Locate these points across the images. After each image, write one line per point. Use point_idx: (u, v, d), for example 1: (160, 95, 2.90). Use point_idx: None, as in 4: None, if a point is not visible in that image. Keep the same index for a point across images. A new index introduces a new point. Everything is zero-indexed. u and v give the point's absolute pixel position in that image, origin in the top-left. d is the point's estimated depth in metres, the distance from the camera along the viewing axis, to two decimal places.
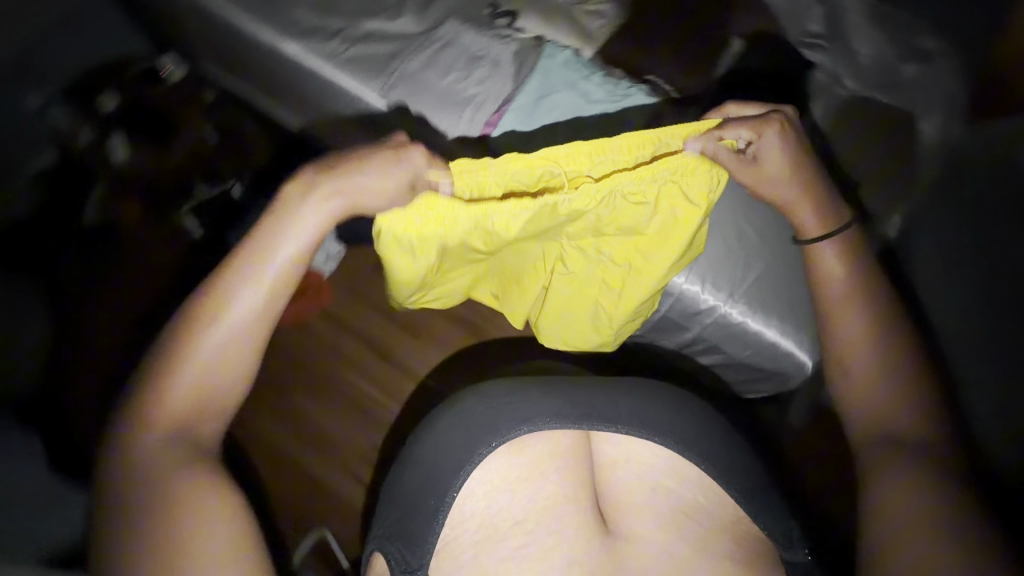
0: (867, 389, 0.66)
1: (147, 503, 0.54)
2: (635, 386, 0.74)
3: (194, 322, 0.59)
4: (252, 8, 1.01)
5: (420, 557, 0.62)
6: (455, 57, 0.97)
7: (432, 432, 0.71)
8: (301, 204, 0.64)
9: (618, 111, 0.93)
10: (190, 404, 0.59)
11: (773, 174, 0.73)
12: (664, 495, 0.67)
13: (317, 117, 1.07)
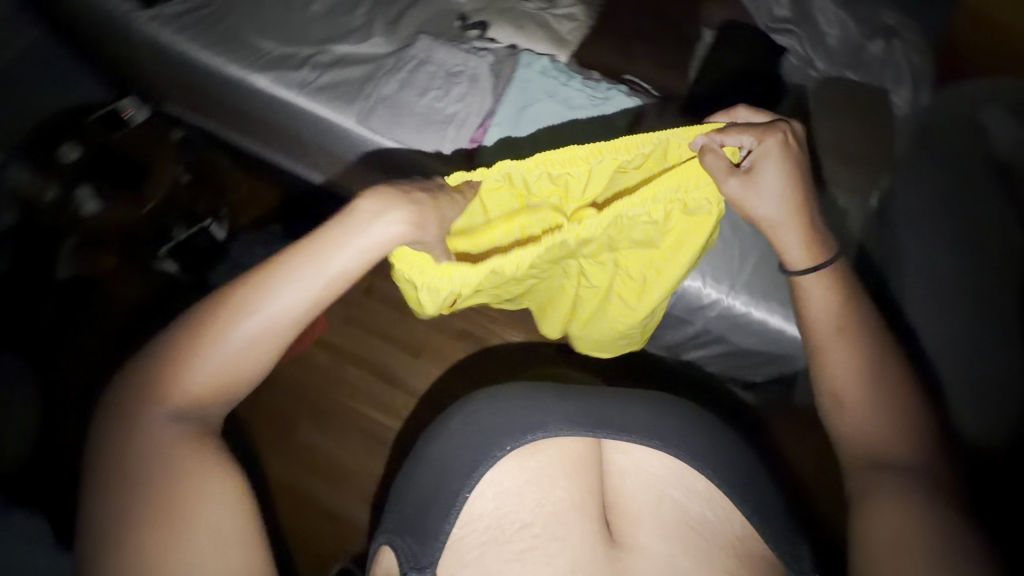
0: (859, 418, 0.65)
1: (147, 491, 0.53)
2: (647, 399, 0.73)
3: (233, 312, 0.59)
4: (214, 43, 0.99)
5: (427, 555, 0.60)
6: (431, 75, 0.96)
7: (444, 435, 0.70)
8: (364, 220, 0.64)
9: (601, 113, 0.93)
10: (209, 394, 0.58)
11: (766, 189, 0.71)
12: (673, 508, 0.64)
13: (293, 146, 1.05)
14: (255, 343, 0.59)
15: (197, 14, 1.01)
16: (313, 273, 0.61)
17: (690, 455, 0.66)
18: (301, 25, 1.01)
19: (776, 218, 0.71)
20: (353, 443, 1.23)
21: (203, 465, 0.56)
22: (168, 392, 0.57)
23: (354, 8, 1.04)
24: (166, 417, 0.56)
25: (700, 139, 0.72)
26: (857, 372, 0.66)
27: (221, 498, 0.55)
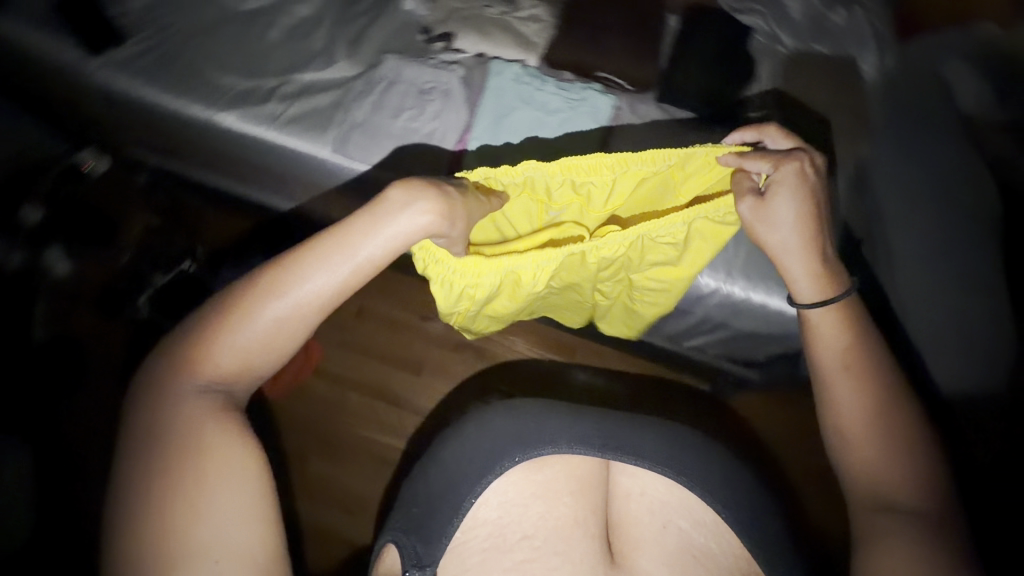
0: (865, 449, 0.67)
1: (172, 464, 0.54)
2: (656, 424, 0.72)
3: (264, 296, 0.59)
4: (173, 85, 0.95)
5: (430, 553, 0.60)
6: (402, 94, 0.94)
7: (458, 440, 0.70)
8: (396, 209, 0.63)
9: (578, 115, 0.93)
10: (236, 374, 0.59)
11: (783, 217, 0.73)
12: (677, 537, 0.62)
13: (267, 179, 1.01)
14: (283, 329, 0.60)
15: (151, 55, 0.97)
16: (346, 259, 0.61)
17: (699, 473, 0.65)
18: (261, 55, 0.98)
19: (791, 245, 0.73)
20: (366, 471, 1.21)
21: (227, 443, 0.57)
22: (200, 371, 0.58)
23: (314, 31, 1.01)
24: (194, 395, 0.57)
25: (730, 158, 0.76)
26: (860, 416, 0.68)
27: (240, 479, 0.56)
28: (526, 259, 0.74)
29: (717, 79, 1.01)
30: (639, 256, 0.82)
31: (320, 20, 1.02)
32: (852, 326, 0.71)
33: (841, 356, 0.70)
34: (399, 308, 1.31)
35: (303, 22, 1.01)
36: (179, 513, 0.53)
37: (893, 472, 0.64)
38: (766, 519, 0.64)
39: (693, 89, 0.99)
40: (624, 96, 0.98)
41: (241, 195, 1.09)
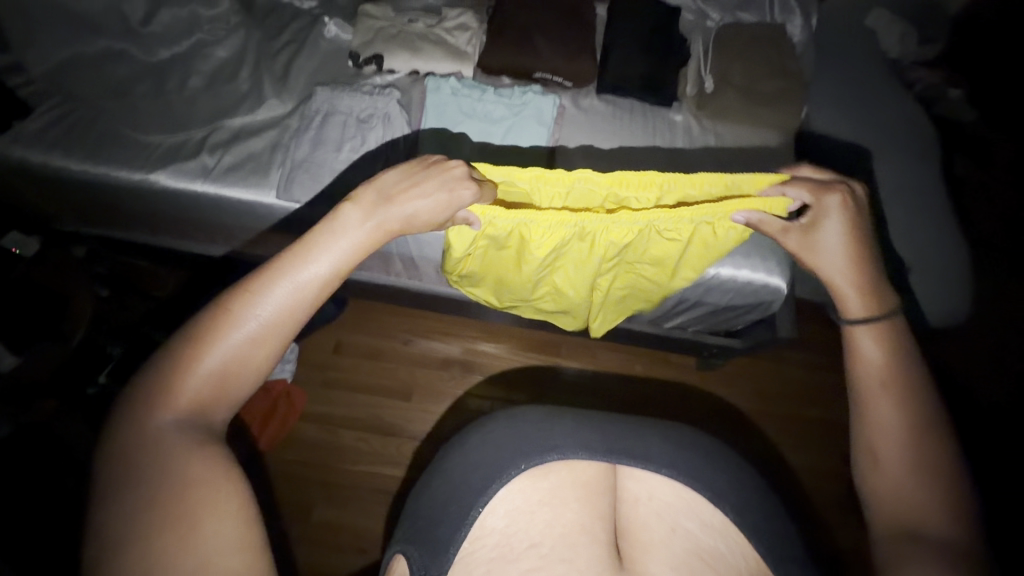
0: (891, 486, 0.45)
1: (140, 513, 0.37)
2: (672, 424, 0.57)
3: (250, 289, 0.44)
4: (93, 153, 0.89)
5: (437, 561, 0.46)
6: (342, 125, 0.90)
7: (459, 452, 0.54)
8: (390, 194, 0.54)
9: (523, 120, 0.92)
10: (221, 389, 0.43)
11: (821, 241, 0.60)
12: (685, 542, 0.49)
13: (214, 231, 0.97)
14: (282, 331, 0.45)
15: (64, 123, 0.91)
16: (348, 236, 0.49)
17: (725, 463, 0.53)
18: (186, 107, 0.95)
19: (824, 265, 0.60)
20: (371, 508, 1.13)
21: (216, 473, 0.40)
22: (174, 389, 0.41)
23: (236, 73, 0.99)
24: (166, 421, 0.40)
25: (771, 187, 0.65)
26: (905, 446, 0.46)
27: (234, 515, 0.39)
28: (545, 216, 0.66)
29: (655, 60, 1.01)
30: (647, 252, 0.73)
31: (241, 62, 1.00)
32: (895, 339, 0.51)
33: (884, 370, 0.49)
34: (379, 335, 1.28)
35: (223, 67, 0.99)
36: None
37: (934, 511, 0.43)
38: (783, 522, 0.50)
39: (632, 74, 1.00)
40: (565, 93, 1.02)
41: (189, 251, 1.03)
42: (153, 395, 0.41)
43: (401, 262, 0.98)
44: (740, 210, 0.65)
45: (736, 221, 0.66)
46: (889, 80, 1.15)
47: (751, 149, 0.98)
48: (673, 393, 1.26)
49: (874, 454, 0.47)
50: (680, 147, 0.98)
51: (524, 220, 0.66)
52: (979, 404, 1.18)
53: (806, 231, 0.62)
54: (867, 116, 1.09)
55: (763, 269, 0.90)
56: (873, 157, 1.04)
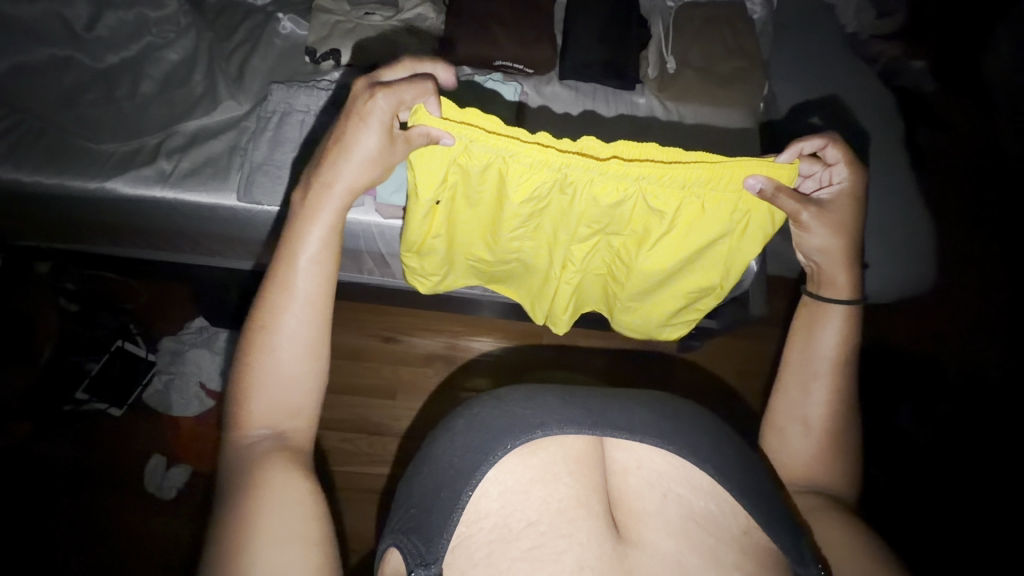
0: (807, 456, 0.55)
1: (226, 525, 0.40)
2: (657, 393, 0.54)
3: (270, 303, 0.47)
4: (44, 164, 0.87)
5: (434, 548, 0.44)
6: (300, 124, 0.89)
7: (446, 437, 0.50)
8: (340, 163, 0.52)
9: (484, 107, 0.91)
10: (277, 401, 0.46)
11: (836, 222, 0.59)
12: (679, 508, 0.48)
13: (178, 239, 0.95)
14: (307, 331, 0.47)
15: (12, 137, 0.89)
16: (323, 221, 0.50)
17: (710, 428, 0.51)
18: (138, 113, 0.93)
19: (828, 249, 0.59)
20: (361, 509, 1.13)
21: (281, 473, 0.43)
22: (241, 413, 0.46)
23: (189, 76, 0.97)
24: (247, 439, 0.45)
25: (813, 141, 0.58)
26: (829, 423, 0.55)
27: (301, 505, 0.42)
28: (526, 150, 0.58)
29: (617, 42, 1.01)
30: (631, 224, 0.65)
31: (194, 64, 0.98)
32: (846, 325, 0.57)
33: (839, 355, 0.56)
34: (357, 336, 1.27)
35: (175, 70, 0.97)
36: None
37: (834, 478, 0.55)
38: (768, 485, 0.50)
39: (593, 59, 1.00)
40: (527, 82, 1.02)
41: (154, 261, 1.01)
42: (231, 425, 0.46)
43: (371, 260, 0.97)
44: (759, 175, 0.57)
45: (748, 186, 0.58)
46: (847, 55, 1.16)
47: (712, 131, 1.00)
48: (658, 369, 1.27)
49: (807, 427, 0.56)
50: (644, 131, 0.99)
51: (502, 151, 0.58)
52: None
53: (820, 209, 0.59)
54: (829, 91, 1.10)
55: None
56: (836, 130, 1.05)
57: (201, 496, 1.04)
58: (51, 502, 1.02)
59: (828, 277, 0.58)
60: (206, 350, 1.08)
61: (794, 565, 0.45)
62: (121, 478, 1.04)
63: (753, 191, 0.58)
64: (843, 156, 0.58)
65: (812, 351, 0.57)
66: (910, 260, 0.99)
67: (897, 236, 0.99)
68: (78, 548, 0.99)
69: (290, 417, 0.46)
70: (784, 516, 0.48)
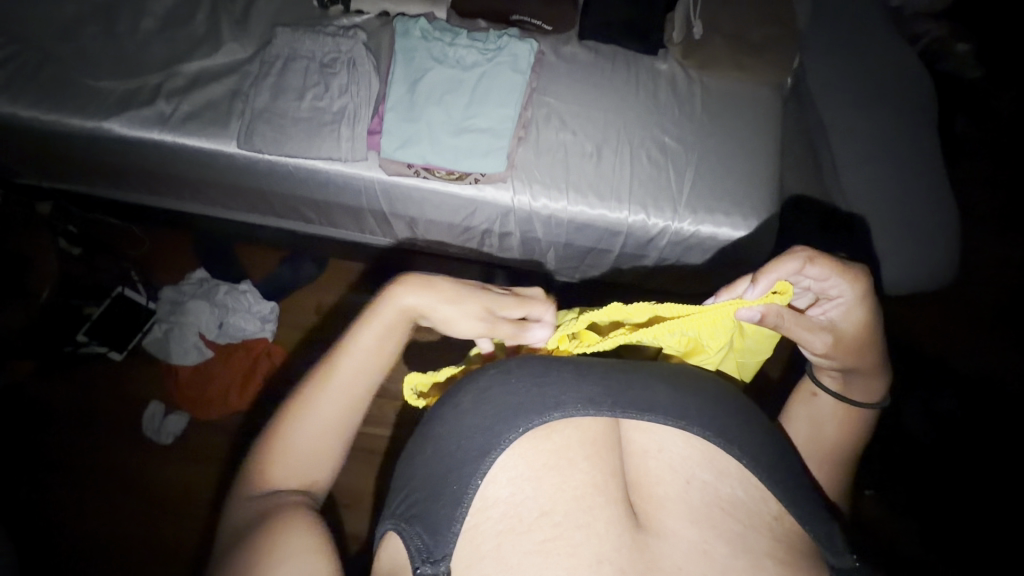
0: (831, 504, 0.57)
1: (245, 539, 0.44)
2: (672, 368, 0.51)
3: (331, 372, 0.52)
4: (40, 100, 0.85)
5: (442, 545, 0.41)
6: (304, 71, 0.87)
7: (452, 416, 0.47)
8: (438, 293, 0.55)
9: (497, 65, 0.87)
10: (306, 459, 0.49)
11: (850, 340, 0.55)
12: (702, 494, 0.44)
13: (180, 185, 0.93)
14: (344, 414, 0.51)
15: (10, 70, 0.87)
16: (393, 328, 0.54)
17: (733, 407, 0.48)
18: (138, 50, 0.91)
19: (850, 366, 0.56)
20: (356, 467, 1.04)
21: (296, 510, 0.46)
22: (261, 470, 0.48)
23: (193, 15, 0.94)
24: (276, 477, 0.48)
25: (791, 265, 0.52)
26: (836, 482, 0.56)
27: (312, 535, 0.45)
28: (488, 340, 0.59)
29: (640, 5, 0.97)
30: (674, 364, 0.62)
31: (197, 4, 0.95)
32: (851, 418, 0.56)
33: (839, 439, 0.56)
34: (354, 295, 1.15)
35: (178, 7, 0.94)
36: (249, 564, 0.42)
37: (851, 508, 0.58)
38: (792, 469, 0.48)
39: (612, 20, 0.96)
40: (544, 40, 0.97)
41: (153, 207, 0.99)
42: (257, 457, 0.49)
43: (374, 219, 0.94)
44: (755, 309, 0.53)
45: (743, 318, 0.54)
46: (889, 29, 1.08)
47: (736, 104, 0.96)
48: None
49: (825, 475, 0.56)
50: (666, 100, 0.95)
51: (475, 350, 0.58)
52: (981, 367, 1.15)
53: (826, 330, 0.55)
54: (863, 68, 1.04)
55: (749, 217, 0.88)
56: (867, 111, 1.00)
57: (200, 444, 1.05)
58: (53, 441, 1.04)
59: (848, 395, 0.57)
60: (206, 299, 1.07)
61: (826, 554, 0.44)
62: (121, 422, 1.06)
63: (753, 321, 0.54)
64: (832, 271, 0.53)
65: (815, 433, 0.56)
66: (936, 252, 0.95)
67: (921, 225, 0.95)
68: (79, 487, 1.02)
69: (314, 471, 0.50)
70: (807, 503, 0.45)
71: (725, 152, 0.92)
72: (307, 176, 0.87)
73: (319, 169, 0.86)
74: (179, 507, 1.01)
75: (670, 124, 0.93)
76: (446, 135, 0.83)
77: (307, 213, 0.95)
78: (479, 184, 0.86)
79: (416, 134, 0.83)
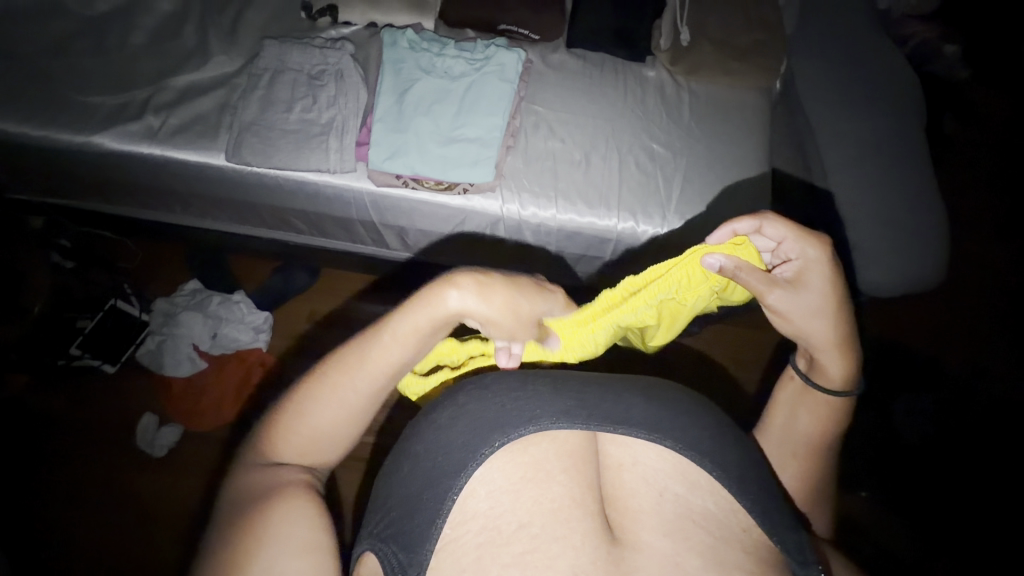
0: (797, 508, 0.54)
1: (239, 512, 0.44)
2: (650, 382, 0.51)
3: (353, 357, 0.50)
4: (28, 115, 0.85)
5: (417, 558, 0.41)
6: (292, 83, 0.87)
7: (430, 431, 0.47)
8: (481, 291, 0.51)
9: (485, 73, 0.88)
10: (314, 442, 0.49)
11: (807, 305, 0.53)
12: (676, 507, 0.44)
13: (168, 198, 0.93)
14: (358, 406, 0.49)
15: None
16: (428, 322, 0.50)
17: (706, 418, 0.48)
18: (129, 64, 0.91)
19: (813, 334, 0.53)
20: (347, 479, 1.03)
21: (295, 493, 0.45)
22: (270, 445, 0.48)
23: (182, 28, 0.95)
24: (282, 454, 0.48)
25: (745, 221, 0.56)
26: (808, 479, 0.54)
27: (306, 522, 0.44)
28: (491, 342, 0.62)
29: (627, 12, 0.97)
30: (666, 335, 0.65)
31: (186, 17, 0.96)
32: (832, 411, 0.54)
33: (819, 432, 0.54)
34: (347, 305, 1.15)
35: (168, 22, 0.95)
36: (239, 544, 0.42)
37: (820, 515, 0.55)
38: (768, 479, 0.47)
39: (601, 28, 0.96)
40: (532, 49, 0.97)
41: (142, 219, 0.99)
42: (269, 428, 0.49)
43: (364, 230, 0.94)
44: (717, 254, 0.55)
45: (707, 265, 0.55)
46: (878, 32, 1.09)
47: (725, 109, 0.96)
48: (687, 366, 1.12)
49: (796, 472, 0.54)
50: (654, 105, 0.95)
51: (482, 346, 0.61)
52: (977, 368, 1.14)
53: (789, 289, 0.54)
54: (853, 73, 1.04)
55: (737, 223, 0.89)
56: (857, 114, 1.00)
57: (191, 456, 1.04)
58: (45, 455, 1.03)
59: (816, 371, 0.54)
60: (201, 309, 1.05)
61: (795, 566, 0.43)
62: (113, 434, 1.05)
63: (714, 267, 0.55)
64: (789, 230, 0.54)
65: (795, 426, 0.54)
66: (928, 255, 0.94)
67: (910, 228, 0.95)
68: (70, 501, 1.01)
69: (319, 455, 0.49)
70: (783, 512, 0.46)
71: (713, 158, 0.92)
72: (295, 188, 0.87)
73: (306, 180, 0.86)
74: (168, 520, 1.00)
75: (658, 131, 0.93)
76: (434, 145, 0.84)
77: (297, 223, 0.95)
78: (468, 194, 0.86)
79: (404, 144, 0.83)
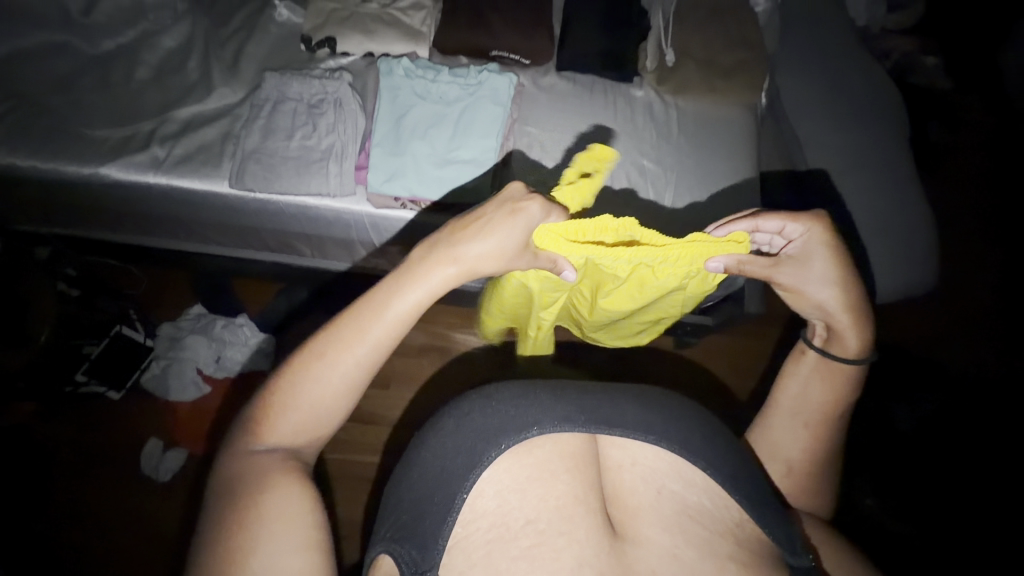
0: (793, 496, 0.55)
1: (229, 505, 0.39)
2: (647, 386, 0.52)
3: (354, 326, 0.44)
4: (35, 149, 0.88)
5: (429, 555, 0.41)
6: (292, 112, 0.90)
7: (436, 438, 0.48)
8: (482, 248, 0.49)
9: (478, 97, 0.91)
10: (311, 421, 0.44)
11: (815, 277, 0.55)
12: (673, 503, 0.46)
13: (173, 225, 0.96)
14: (359, 378, 0.44)
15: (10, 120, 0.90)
16: (431, 285, 0.46)
17: (699, 419, 0.49)
18: (136, 98, 0.95)
19: (827, 307, 0.55)
20: (350, 500, 1.03)
21: (291, 483, 0.41)
22: (261, 427, 0.43)
23: (186, 62, 0.99)
24: (274, 437, 0.43)
25: (741, 222, 0.58)
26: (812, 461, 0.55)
27: (304, 515, 0.41)
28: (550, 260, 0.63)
29: (614, 35, 1.01)
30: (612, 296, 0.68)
31: (190, 51, 1.00)
32: (842, 384, 0.55)
33: (830, 403, 0.54)
34: None
35: (172, 57, 0.99)
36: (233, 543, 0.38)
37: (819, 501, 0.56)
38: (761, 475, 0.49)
39: (590, 51, 1.00)
40: (524, 73, 1.01)
41: (146, 246, 1.01)
42: (260, 406, 0.43)
43: (365, 248, 0.96)
44: (718, 258, 0.59)
45: (711, 269, 0.60)
46: (858, 48, 1.13)
47: (712, 124, 0.99)
48: (687, 375, 1.13)
49: (791, 468, 0.55)
50: (643, 123, 0.98)
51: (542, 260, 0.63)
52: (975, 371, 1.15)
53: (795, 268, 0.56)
54: (835, 86, 1.07)
55: None
56: (841, 126, 1.03)
57: (195, 478, 1.05)
58: (49, 483, 1.04)
59: (833, 342, 0.55)
60: (202, 330, 1.08)
61: (788, 558, 0.44)
62: (119, 458, 1.06)
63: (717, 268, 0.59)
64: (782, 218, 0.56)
65: (808, 400, 0.55)
66: (919, 261, 0.96)
67: (901, 235, 0.97)
68: (74, 527, 1.01)
69: (315, 435, 0.44)
70: (777, 507, 0.47)
71: (702, 172, 0.95)
72: (297, 210, 0.90)
73: (307, 204, 0.89)
74: (172, 543, 1.00)
75: (648, 146, 0.96)
76: (431, 166, 0.86)
77: (300, 246, 0.98)
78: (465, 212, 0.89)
79: (401, 166, 0.86)
